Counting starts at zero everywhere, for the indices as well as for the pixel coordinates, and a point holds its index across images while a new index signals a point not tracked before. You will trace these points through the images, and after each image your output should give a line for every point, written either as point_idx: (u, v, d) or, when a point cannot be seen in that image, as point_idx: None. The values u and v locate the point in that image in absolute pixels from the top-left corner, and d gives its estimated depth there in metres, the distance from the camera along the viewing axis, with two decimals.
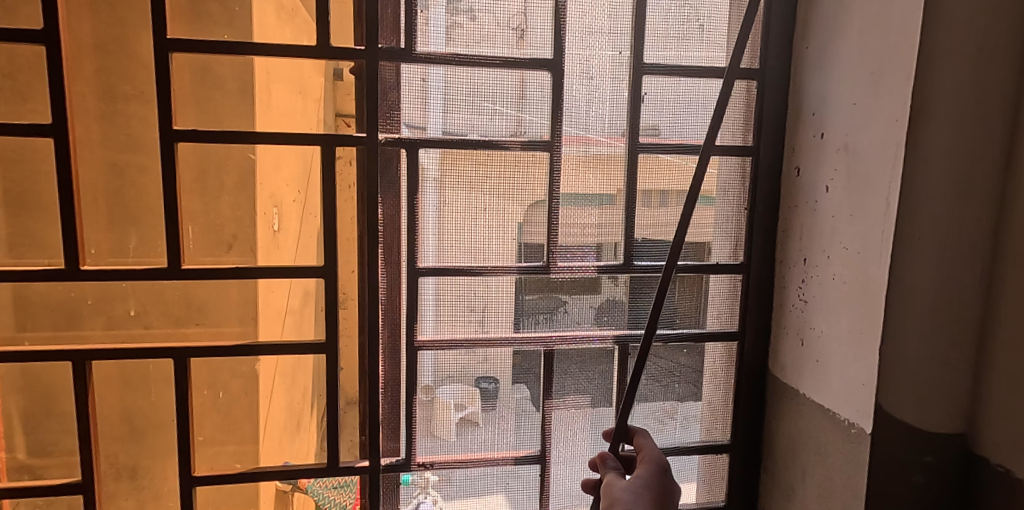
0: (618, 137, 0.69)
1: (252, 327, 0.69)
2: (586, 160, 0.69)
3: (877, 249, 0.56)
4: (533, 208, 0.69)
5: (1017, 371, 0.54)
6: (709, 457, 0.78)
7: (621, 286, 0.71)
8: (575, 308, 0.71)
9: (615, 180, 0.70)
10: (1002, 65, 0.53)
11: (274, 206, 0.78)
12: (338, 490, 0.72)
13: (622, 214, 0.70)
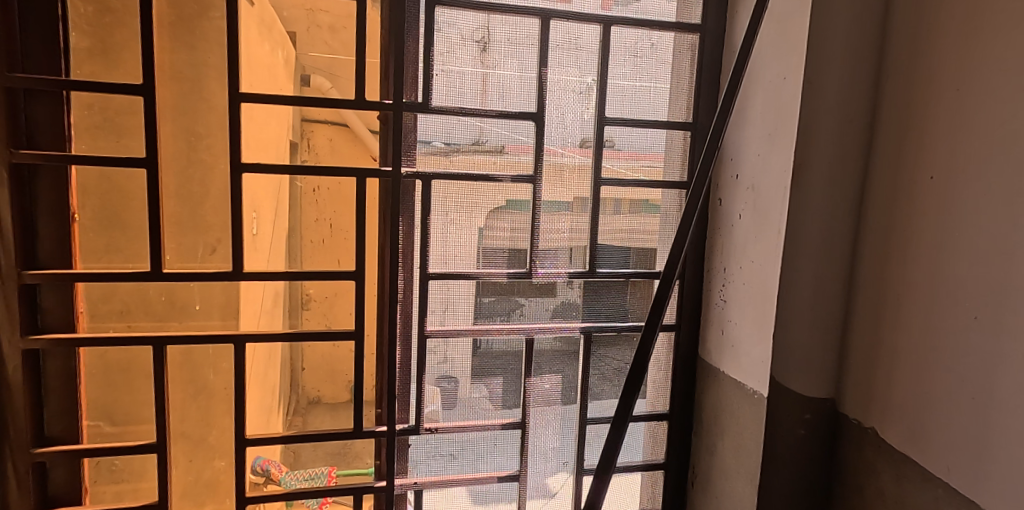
0: (586, 151, 0.88)
1: (233, 322, 0.81)
2: (557, 170, 0.87)
3: (773, 263, 0.77)
4: (494, 215, 0.86)
5: (866, 350, 0.75)
6: (652, 424, 0.98)
7: (576, 290, 0.91)
8: (531, 308, 0.89)
9: (573, 190, 0.88)
10: (856, 133, 0.75)
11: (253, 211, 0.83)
12: (309, 481, 0.90)
13: (588, 218, 0.89)
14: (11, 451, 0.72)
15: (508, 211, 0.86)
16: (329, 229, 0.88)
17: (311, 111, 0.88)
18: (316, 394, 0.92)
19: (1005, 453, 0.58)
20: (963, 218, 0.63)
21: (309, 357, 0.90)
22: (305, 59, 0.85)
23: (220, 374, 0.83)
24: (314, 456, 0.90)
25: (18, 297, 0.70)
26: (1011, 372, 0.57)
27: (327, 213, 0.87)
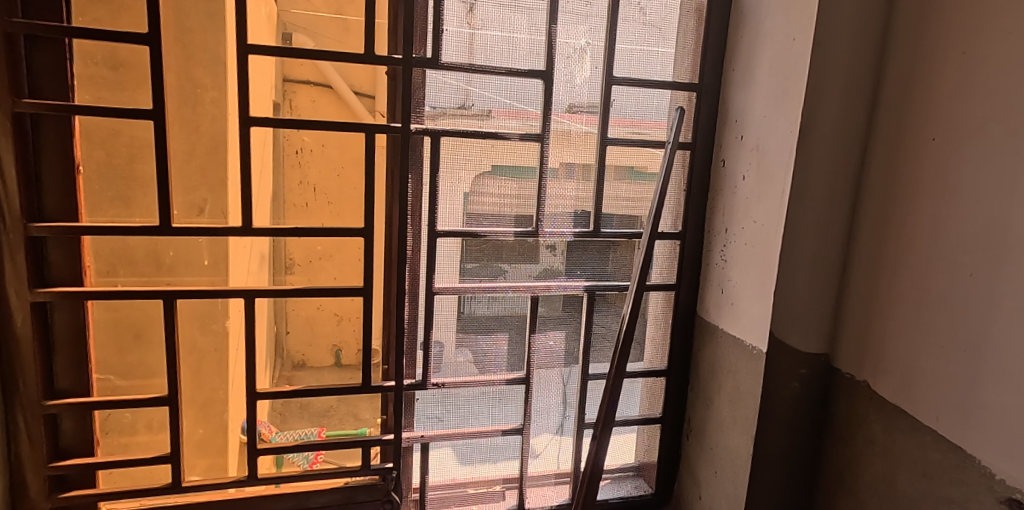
0: (593, 119, 0.89)
1: (222, 275, 0.79)
2: (566, 135, 0.88)
3: (776, 222, 0.79)
4: (479, 178, 0.86)
5: (862, 306, 0.78)
6: (649, 380, 1.01)
7: (558, 256, 0.91)
8: (513, 276, 0.90)
9: (586, 152, 0.90)
10: (862, 95, 0.77)
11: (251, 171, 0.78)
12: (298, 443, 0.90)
13: (593, 185, 0.91)
14: (23, 404, 0.72)
15: (495, 176, 0.87)
16: (313, 193, 0.86)
17: (293, 68, 0.82)
18: (302, 357, 0.89)
19: (993, 403, 0.61)
20: (962, 179, 0.65)
21: (292, 320, 0.89)
22: (287, 17, 0.81)
23: (208, 335, 0.84)
24: (301, 418, 0.91)
25: (25, 250, 0.69)
26: (1003, 327, 0.60)
27: (312, 177, 0.86)
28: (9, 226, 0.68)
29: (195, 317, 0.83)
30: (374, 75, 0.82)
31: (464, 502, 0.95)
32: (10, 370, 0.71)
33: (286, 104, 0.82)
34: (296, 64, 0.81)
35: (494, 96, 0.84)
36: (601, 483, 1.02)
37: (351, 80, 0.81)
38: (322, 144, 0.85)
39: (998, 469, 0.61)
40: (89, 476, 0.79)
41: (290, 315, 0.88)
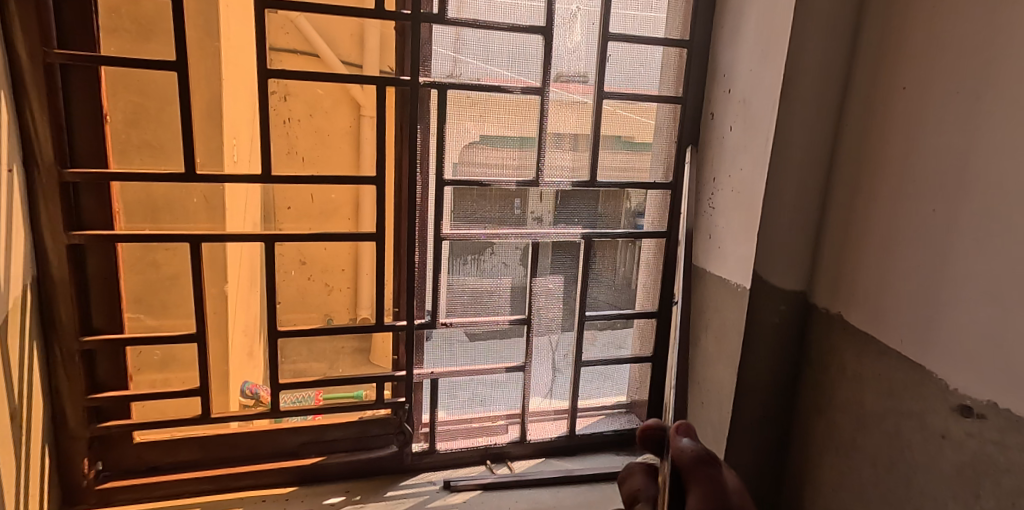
0: (589, 89, 0.94)
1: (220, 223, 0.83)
2: (566, 104, 0.94)
3: (761, 169, 0.85)
4: (468, 148, 0.91)
5: (838, 245, 0.85)
6: (641, 322, 1.06)
7: (545, 227, 0.97)
8: (501, 251, 0.96)
9: (586, 123, 0.96)
10: (842, 47, 0.82)
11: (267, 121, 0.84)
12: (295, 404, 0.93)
13: (588, 155, 0.97)
14: (62, 339, 0.77)
15: (484, 145, 0.91)
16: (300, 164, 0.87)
17: (276, 36, 0.81)
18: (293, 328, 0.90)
19: (950, 325, 0.69)
20: (928, 122, 0.71)
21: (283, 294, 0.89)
22: None
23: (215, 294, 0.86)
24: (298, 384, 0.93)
25: (61, 193, 0.74)
26: (960, 256, 0.67)
27: (300, 146, 0.87)
28: (43, 173, 0.72)
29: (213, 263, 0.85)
30: (360, 46, 0.85)
31: (469, 436, 1.01)
32: (48, 308, 0.76)
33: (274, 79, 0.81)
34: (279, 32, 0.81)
35: (479, 65, 0.88)
36: (596, 418, 1.09)
37: (338, 47, 0.84)
38: (310, 114, 0.86)
39: (952, 382, 0.68)
40: (123, 407, 0.84)
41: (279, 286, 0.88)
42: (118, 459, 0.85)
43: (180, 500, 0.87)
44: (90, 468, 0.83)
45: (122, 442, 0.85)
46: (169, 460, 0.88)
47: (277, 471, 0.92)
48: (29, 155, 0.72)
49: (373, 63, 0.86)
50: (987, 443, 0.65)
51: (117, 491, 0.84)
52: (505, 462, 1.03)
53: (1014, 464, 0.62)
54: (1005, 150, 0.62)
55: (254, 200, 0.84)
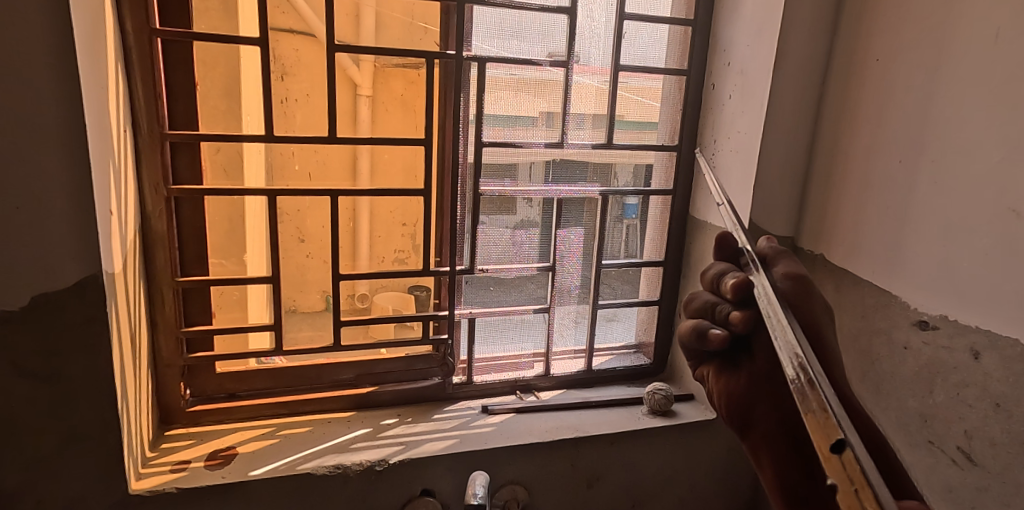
0: (606, 71, 1.08)
1: (237, 178, 0.94)
2: (585, 85, 1.08)
3: (756, 130, 0.99)
4: (467, 126, 1.01)
5: (821, 195, 1.00)
6: (650, 270, 1.21)
7: (534, 209, 1.11)
8: (494, 224, 1.08)
9: (602, 104, 1.09)
10: (825, 24, 0.96)
11: (282, 99, 0.94)
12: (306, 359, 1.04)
13: (606, 125, 1.10)
14: (158, 280, 0.92)
15: (490, 124, 1.03)
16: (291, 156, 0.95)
17: (274, 17, 0.90)
18: (293, 303, 1.02)
19: (911, 255, 0.83)
20: (897, 86, 0.85)
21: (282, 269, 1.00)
22: None
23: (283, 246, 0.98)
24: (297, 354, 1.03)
25: (167, 148, 0.88)
26: (920, 196, 0.82)
27: (295, 124, 0.95)
28: (146, 134, 0.86)
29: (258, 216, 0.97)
30: (356, 25, 0.94)
31: (501, 370, 1.16)
32: (150, 252, 0.90)
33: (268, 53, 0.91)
34: (278, 13, 0.90)
35: (495, 47, 1.00)
36: (609, 357, 1.24)
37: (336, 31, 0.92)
38: (307, 93, 0.95)
39: (913, 301, 0.83)
40: (207, 340, 0.98)
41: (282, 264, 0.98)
42: (203, 386, 0.99)
43: (257, 421, 1.02)
44: (183, 393, 0.98)
45: (206, 372, 0.99)
46: (244, 389, 1.02)
47: (337, 398, 1.06)
48: (136, 120, 0.85)
49: (413, 40, 0.97)
50: (939, 348, 0.79)
51: (205, 414, 0.99)
52: (532, 392, 1.18)
53: (960, 363, 0.76)
54: (958, 106, 0.76)
55: (259, 162, 0.94)
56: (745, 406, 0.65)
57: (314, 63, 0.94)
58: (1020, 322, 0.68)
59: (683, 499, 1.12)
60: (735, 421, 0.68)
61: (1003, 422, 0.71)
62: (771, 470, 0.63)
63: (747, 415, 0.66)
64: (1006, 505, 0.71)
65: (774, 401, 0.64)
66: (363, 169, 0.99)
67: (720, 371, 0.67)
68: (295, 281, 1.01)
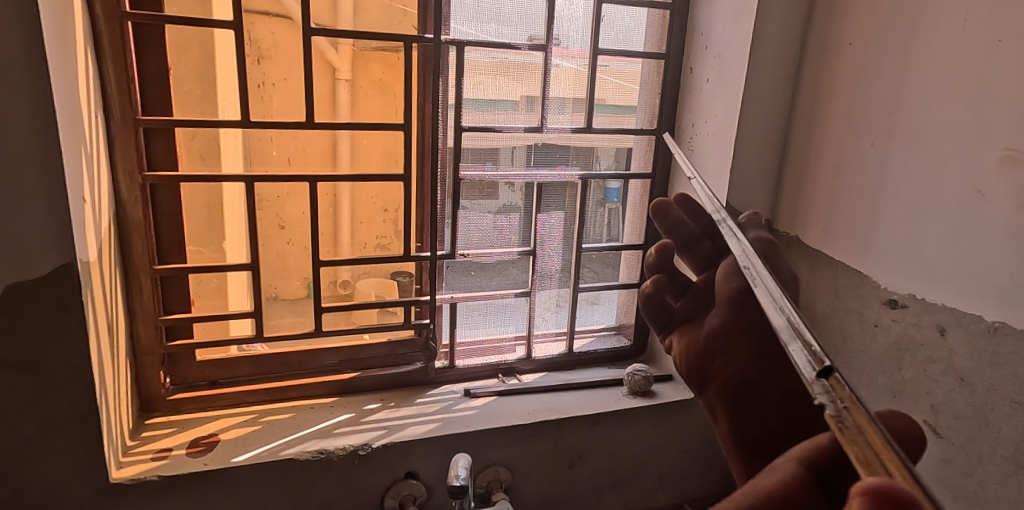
0: (585, 55, 1.08)
1: (217, 166, 0.92)
2: (565, 68, 1.08)
3: (732, 114, 1.00)
4: (447, 110, 1.01)
5: (796, 177, 1.02)
6: (631, 253, 1.22)
7: (516, 193, 1.11)
8: (477, 208, 1.09)
9: (581, 88, 1.09)
10: (801, 8, 0.97)
11: (259, 84, 0.92)
12: (291, 344, 1.04)
13: (586, 110, 1.11)
14: (135, 268, 0.91)
15: (469, 108, 1.03)
16: (271, 141, 0.94)
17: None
18: (275, 291, 1.01)
19: (881, 236, 0.85)
20: (869, 70, 0.86)
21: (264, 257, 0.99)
22: None
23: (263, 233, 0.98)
24: (287, 341, 1.03)
25: (139, 136, 0.86)
26: (889, 178, 0.83)
27: (274, 109, 0.94)
28: (119, 119, 0.85)
29: (238, 203, 0.96)
30: (333, 8, 0.92)
31: (483, 354, 1.17)
32: (126, 239, 0.89)
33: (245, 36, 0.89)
34: None
35: (474, 30, 1.00)
36: (590, 339, 1.26)
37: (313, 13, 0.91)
38: (285, 77, 0.93)
39: (881, 280, 0.86)
40: (186, 328, 0.98)
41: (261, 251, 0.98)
42: (184, 373, 0.99)
43: (239, 408, 1.02)
44: (164, 380, 0.97)
45: (187, 359, 0.99)
46: (226, 376, 1.01)
47: (320, 384, 1.07)
48: (108, 105, 0.84)
49: (391, 23, 0.96)
50: (907, 325, 0.82)
51: (186, 401, 0.99)
52: (514, 375, 1.19)
53: (927, 339, 0.79)
54: (927, 90, 0.77)
55: (236, 147, 0.94)
56: (699, 362, 0.70)
57: (290, 46, 0.92)
58: (984, 299, 0.70)
59: (662, 477, 1.14)
60: (693, 379, 0.71)
61: (967, 396, 0.73)
62: (726, 422, 0.65)
63: (704, 371, 0.69)
64: (969, 476, 0.74)
65: (730, 353, 0.67)
66: (344, 154, 0.99)
67: (682, 332, 0.74)
68: (277, 267, 1.00)
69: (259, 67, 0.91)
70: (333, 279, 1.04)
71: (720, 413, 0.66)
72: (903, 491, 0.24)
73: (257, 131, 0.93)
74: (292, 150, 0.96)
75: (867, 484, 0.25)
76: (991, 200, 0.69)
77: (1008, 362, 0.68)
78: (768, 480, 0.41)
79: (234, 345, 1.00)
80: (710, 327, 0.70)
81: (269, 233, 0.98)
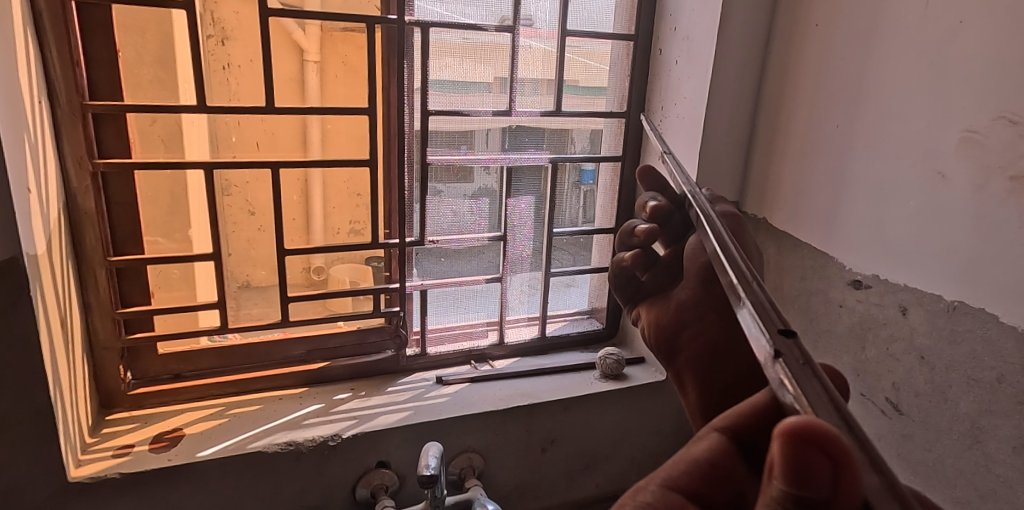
0: (553, 35, 1.06)
1: (177, 152, 0.89)
2: (533, 50, 1.06)
3: (702, 96, 1.00)
4: (414, 93, 0.99)
5: (764, 159, 1.02)
6: (602, 237, 1.22)
7: (491, 176, 1.09)
8: (449, 192, 1.07)
9: (550, 70, 1.08)
10: None
11: (223, 65, 0.89)
12: (263, 333, 1.02)
13: (554, 92, 1.09)
14: (90, 261, 0.87)
15: (436, 91, 1.00)
16: (236, 125, 0.91)
17: None
18: (246, 278, 0.98)
19: (846, 217, 0.86)
20: (836, 51, 0.86)
21: (233, 243, 0.96)
22: None
23: (230, 219, 0.95)
24: (263, 331, 1.01)
25: (87, 123, 0.82)
26: (854, 160, 0.84)
27: (239, 92, 0.90)
28: (65, 105, 0.80)
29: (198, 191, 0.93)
30: None
31: (455, 340, 1.17)
32: (78, 231, 0.86)
33: (208, 15, 0.86)
34: None
35: (439, 10, 0.97)
36: (563, 323, 1.26)
37: None
38: (251, 59, 0.89)
39: (846, 261, 0.86)
40: (147, 321, 0.95)
41: (228, 238, 0.95)
42: (146, 367, 0.97)
43: (206, 401, 1.00)
44: (124, 376, 0.95)
45: (148, 353, 0.96)
46: (190, 369, 0.99)
47: (288, 375, 1.05)
48: (52, 89, 0.79)
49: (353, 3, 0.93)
50: (871, 305, 0.83)
51: (148, 396, 0.97)
52: (487, 361, 1.19)
53: (889, 319, 0.80)
54: (891, 71, 0.77)
55: (199, 131, 0.89)
56: (671, 330, 0.68)
57: (249, 26, 0.88)
58: (944, 279, 0.71)
59: (635, 458, 1.15)
60: (663, 352, 0.69)
61: (927, 374, 0.75)
62: (695, 392, 0.62)
63: (674, 342, 0.67)
64: (928, 451, 0.76)
65: (700, 325, 0.66)
66: (314, 139, 0.95)
67: (651, 304, 0.73)
68: (247, 254, 0.98)
69: (223, 47, 0.88)
70: (304, 266, 1.02)
71: (688, 383, 0.63)
72: (823, 427, 0.23)
73: (221, 115, 0.89)
74: (258, 134, 0.92)
75: (793, 422, 0.24)
76: (951, 181, 0.70)
77: (965, 340, 0.69)
78: (694, 447, 0.39)
79: (203, 336, 0.97)
80: (681, 298, 0.69)
81: (235, 220, 0.95)
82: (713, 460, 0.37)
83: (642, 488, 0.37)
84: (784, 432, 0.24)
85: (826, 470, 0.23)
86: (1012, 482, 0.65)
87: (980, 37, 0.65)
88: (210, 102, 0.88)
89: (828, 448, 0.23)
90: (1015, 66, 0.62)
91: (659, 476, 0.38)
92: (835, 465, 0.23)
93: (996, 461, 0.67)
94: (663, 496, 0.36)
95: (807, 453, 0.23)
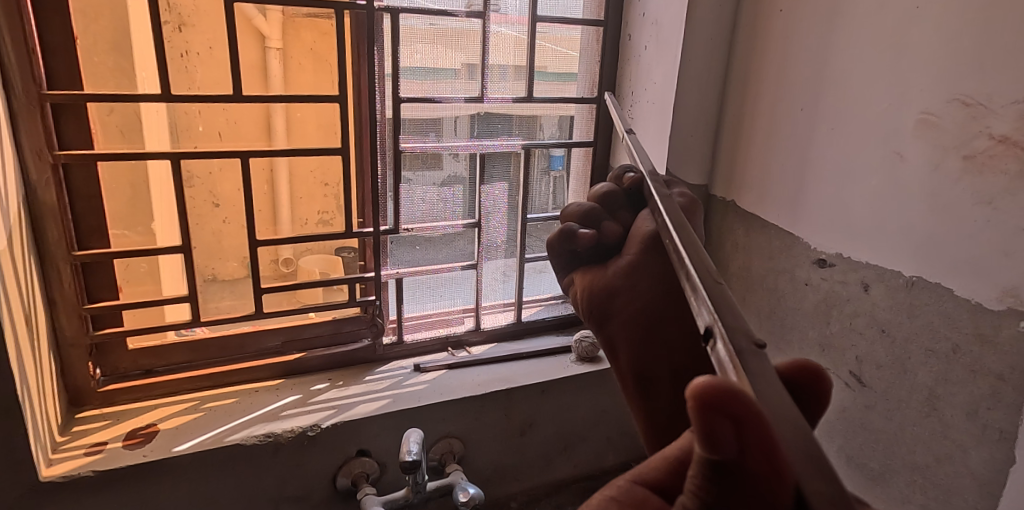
0: (524, 21, 1.06)
1: (139, 144, 0.87)
2: (504, 35, 1.06)
3: (671, 81, 1.01)
4: (385, 80, 0.98)
5: (731, 143, 1.04)
6: None
7: (461, 163, 1.09)
8: (422, 180, 1.07)
9: (521, 56, 1.08)
10: None
11: (183, 53, 0.86)
12: (233, 325, 1.00)
13: (526, 78, 1.09)
14: (52, 255, 0.85)
15: (405, 78, 0.99)
16: (198, 115, 0.89)
17: None
18: (212, 272, 0.97)
19: (810, 199, 0.88)
20: (801, 35, 0.88)
21: (199, 236, 0.94)
22: None
23: (197, 211, 0.93)
24: (231, 324, 1.00)
25: (45, 114, 0.79)
26: (817, 143, 0.86)
27: (199, 79, 0.88)
28: (21, 94, 0.77)
29: (161, 184, 0.90)
30: None
31: (431, 328, 1.17)
32: (38, 225, 0.83)
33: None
34: None
35: None
36: (539, 308, 1.27)
37: None
38: (210, 45, 0.87)
39: (810, 240, 0.89)
40: (115, 316, 0.93)
41: (194, 230, 0.93)
42: (116, 363, 0.95)
43: (178, 396, 0.99)
44: (92, 372, 0.93)
45: (117, 348, 0.94)
46: (162, 364, 0.97)
47: (262, 367, 1.04)
48: (7, 78, 0.76)
49: None
50: (835, 283, 0.86)
51: (119, 393, 0.95)
52: (464, 348, 1.19)
53: (852, 295, 0.83)
54: (852, 55, 0.79)
55: (159, 122, 0.87)
56: (602, 302, 0.63)
57: (211, 13, 0.86)
58: (902, 255, 0.75)
59: (611, 438, 1.18)
60: (593, 317, 0.65)
61: (887, 347, 0.78)
62: (625, 358, 0.61)
63: (605, 308, 0.63)
64: (889, 420, 0.79)
65: (634, 290, 0.61)
66: (279, 128, 0.94)
67: (585, 272, 0.67)
68: (213, 247, 0.96)
69: (185, 36, 0.86)
70: (274, 258, 1.00)
71: (619, 350, 0.62)
72: (725, 389, 0.24)
73: (182, 105, 0.87)
74: (222, 124, 0.91)
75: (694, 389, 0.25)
76: (909, 161, 0.72)
77: (922, 313, 0.73)
78: (669, 444, 0.36)
79: (170, 331, 0.95)
80: (617, 267, 0.64)
81: (202, 213, 0.93)
82: (684, 455, 0.35)
83: (612, 481, 0.36)
84: (687, 398, 0.25)
85: (732, 436, 0.24)
86: (965, 446, 0.69)
87: (935, 22, 0.68)
88: (172, 90, 0.86)
89: (729, 410, 0.24)
90: (968, 48, 0.64)
91: (633, 471, 0.37)
92: (739, 425, 0.24)
93: (952, 427, 0.71)
94: (628, 490, 0.34)
95: (713, 418, 0.24)
